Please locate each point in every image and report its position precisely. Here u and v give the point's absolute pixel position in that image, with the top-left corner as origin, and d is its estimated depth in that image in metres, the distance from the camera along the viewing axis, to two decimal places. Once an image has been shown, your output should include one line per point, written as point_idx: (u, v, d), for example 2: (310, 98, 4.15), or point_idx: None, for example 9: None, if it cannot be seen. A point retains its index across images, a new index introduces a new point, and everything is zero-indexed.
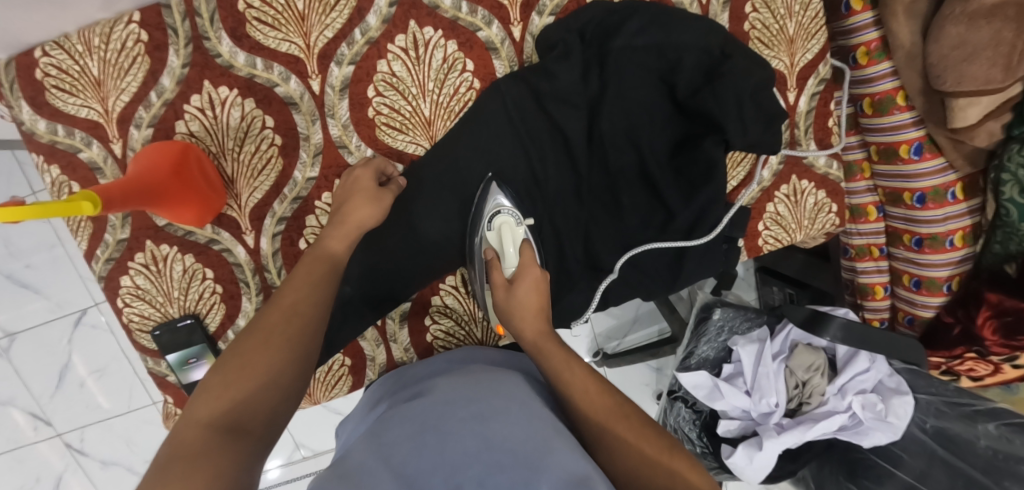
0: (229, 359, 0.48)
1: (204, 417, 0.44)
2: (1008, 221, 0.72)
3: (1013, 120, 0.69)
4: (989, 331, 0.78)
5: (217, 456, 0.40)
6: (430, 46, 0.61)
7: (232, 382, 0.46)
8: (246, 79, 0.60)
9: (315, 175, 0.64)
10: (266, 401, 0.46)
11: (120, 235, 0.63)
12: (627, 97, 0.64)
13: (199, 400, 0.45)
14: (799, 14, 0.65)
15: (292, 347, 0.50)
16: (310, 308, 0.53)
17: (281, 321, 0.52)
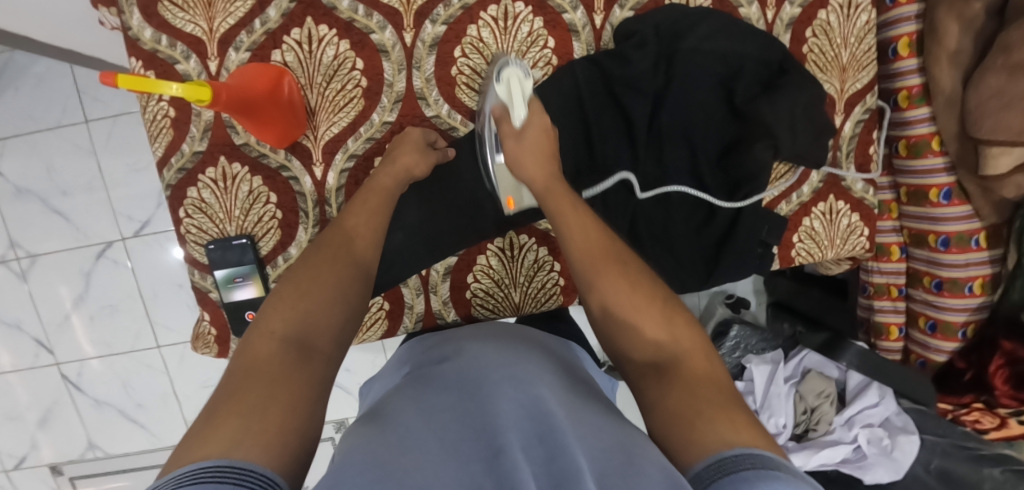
0: (297, 283, 0.50)
1: (276, 330, 0.46)
2: None
3: None
4: (1000, 381, 0.81)
5: (291, 378, 0.42)
6: (518, 19, 0.66)
7: (302, 300, 0.48)
8: (346, 21, 0.64)
9: (392, 120, 0.67)
10: (331, 325, 0.48)
11: (197, 147, 0.67)
12: (688, 97, 0.69)
13: (271, 314, 0.47)
14: (854, 46, 0.71)
15: (352, 278, 0.52)
16: (357, 244, 0.56)
17: (339, 247, 0.54)
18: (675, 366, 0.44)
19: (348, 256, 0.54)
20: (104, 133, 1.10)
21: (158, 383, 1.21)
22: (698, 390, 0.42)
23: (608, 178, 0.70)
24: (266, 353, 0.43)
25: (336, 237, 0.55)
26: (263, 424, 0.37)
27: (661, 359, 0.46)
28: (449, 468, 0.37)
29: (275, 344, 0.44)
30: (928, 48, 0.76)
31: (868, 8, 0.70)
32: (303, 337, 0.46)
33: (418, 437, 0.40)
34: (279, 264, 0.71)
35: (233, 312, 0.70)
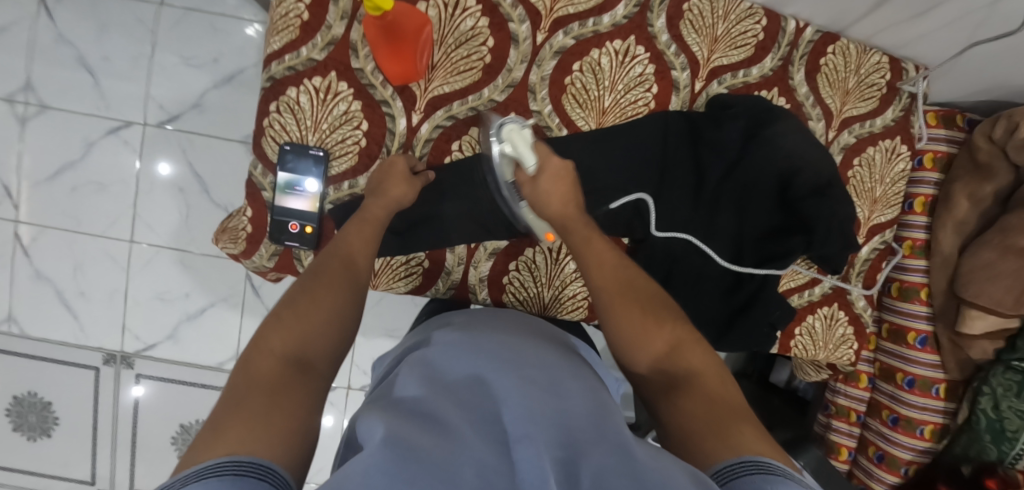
0: (298, 304, 0.53)
1: (275, 348, 0.48)
2: (974, 427, 0.86)
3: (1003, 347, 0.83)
4: None
5: (292, 390, 0.45)
6: (635, 60, 0.74)
7: (301, 319, 0.51)
8: (494, 2, 0.70)
9: (499, 100, 0.72)
10: (330, 343, 0.51)
11: (314, 55, 0.69)
12: (754, 178, 0.75)
13: (271, 331, 0.50)
14: (887, 185, 0.82)
15: (348, 302, 0.55)
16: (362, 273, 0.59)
17: (336, 269, 0.58)
18: (689, 383, 0.49)
19: (346, 277, 0.57)
20: (173, 23, 1.09)
21: (112, 278, 1.16)
22: (710, 402, 0.47)
23: (667, 219, 0.77)
24: (266, 370, 0.46)
25: (334, 263, 0.58)
26: (269, 430, 0.40)
27: (673, 377, 0.50)
28: (482, 443, 0.38)
29: (277, 359, 0.47)
30: (939, 213, 0.89)
31: (905, 160, 0.82)
32: (304, 353, 0.49)
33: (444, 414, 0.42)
34: (342, 189, 0.72)
35: (278, 217, 0.70)
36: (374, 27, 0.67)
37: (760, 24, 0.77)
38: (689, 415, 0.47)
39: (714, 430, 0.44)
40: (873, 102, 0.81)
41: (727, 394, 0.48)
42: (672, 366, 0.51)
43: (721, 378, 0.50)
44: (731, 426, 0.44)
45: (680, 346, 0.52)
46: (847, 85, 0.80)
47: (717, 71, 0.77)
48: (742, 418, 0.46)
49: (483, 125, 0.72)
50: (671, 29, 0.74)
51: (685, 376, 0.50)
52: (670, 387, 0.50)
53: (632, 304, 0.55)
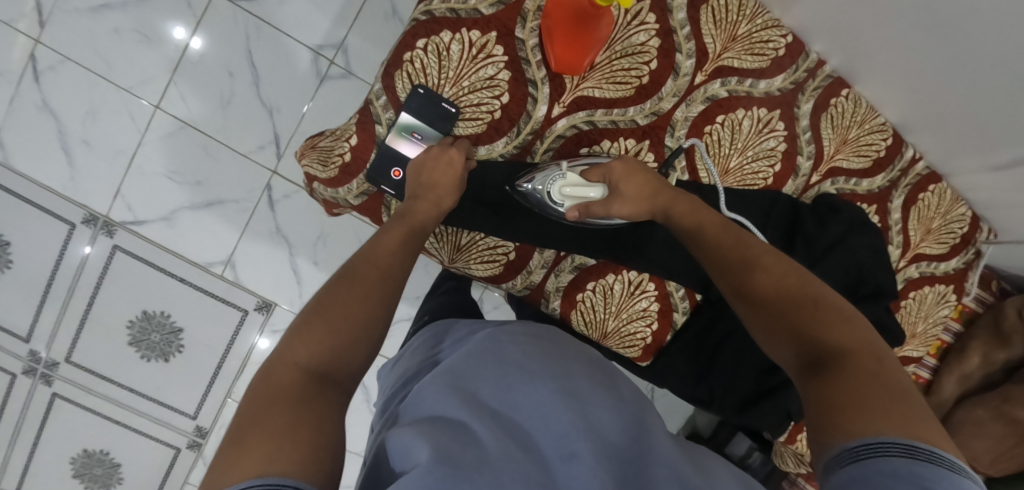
0: (326, 313, 0.51)
1: (299, 360, 0.47)
2: None
3: None
4: None
5: (312, 408, 0.43)
6: (772, 133, 0.74)
7: (324, 330, 0.50)
8: (670, 28, 0.69)
9: (639, 124, 0.70)
10: (358, 357, 0.50)
11: (481, 8, 0.65)
12: (828, 278, 0.76)
13: (295, 345, 0.49)
14: (928, 324, 0.87)
15: (372, 314, 0.53)
16: (389, 279, 0.57)
17: (363, 275, 0.56)
18: (832, 362, 0.45)
19: (379, 284, 0.56)
20: None
21: (123, 134, 1.11)
22: (868, 381, 0.42)
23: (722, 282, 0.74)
24: (285, 386, 0.45)
25: (365, 269, 0.56)
26: (295, 446, 0.39)
27: (816, 354, 0.46)
28: (518, 471, 0.42)
29: (299, 374, 0.46)
30: (950, 361, 0.96)
31: (951, 306, 0.88)
32: (328, 369, 0.48)
33: (478, 435, 0.45)
34: None
35: (384, 157, 0.66)
36: (569, 6, 0.63)
37: (886, 142, 0.80)
38: (823, 384, 0.44)
39: (851, 405, 0.41)
40: (945, 247, 0.86)
41: (882, 371, 0.44)
42: (810, 337, 0.48)
43: (874, 349, 0.46)
44: (880, 405, 0.40)
45: (816, 313, 0.49)
46: (931, 223, 0.84)
47: (834, 171, 0.78)
48: (897, 392, 0.42)
49: (617, 141, 0.70)
50: (813, 117, 0.76)
51: (822, 342, 0.47)
52: (807, 361, 0.47)
53: (755, 279, 0.54)
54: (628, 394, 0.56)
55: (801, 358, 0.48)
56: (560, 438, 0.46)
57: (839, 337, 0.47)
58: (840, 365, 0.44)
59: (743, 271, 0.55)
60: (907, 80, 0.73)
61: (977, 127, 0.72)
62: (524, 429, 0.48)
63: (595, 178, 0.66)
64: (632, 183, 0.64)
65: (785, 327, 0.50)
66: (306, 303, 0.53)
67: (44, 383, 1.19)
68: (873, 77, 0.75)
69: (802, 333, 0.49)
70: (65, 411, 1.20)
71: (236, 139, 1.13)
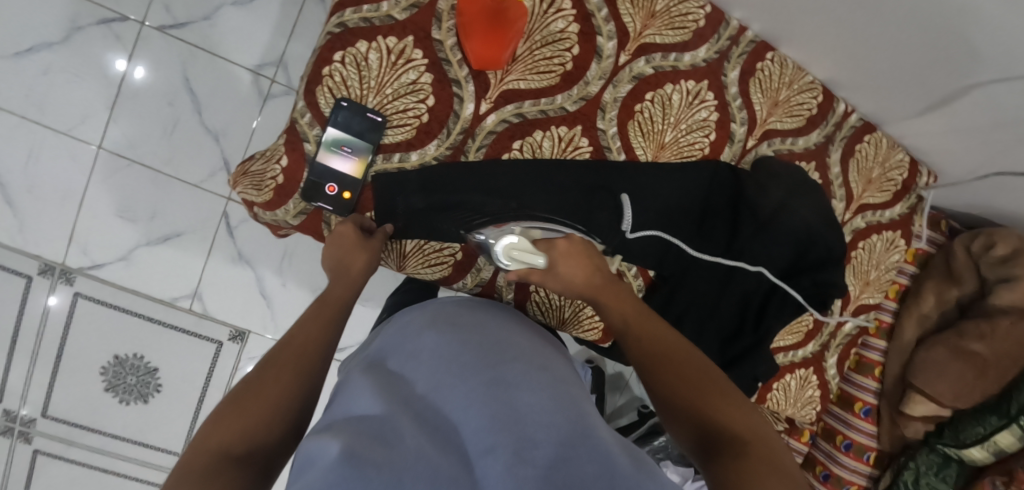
0: (244, 399, 0.53)
1: (213, 444, 0.48)
2: None
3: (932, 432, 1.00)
4: None
5: (223, 479, 0.45)
6: (702, 104, 0.75)
7: (238, 416, 0.51)
8: (587, 12, 0.69)
9: (569, 110, 0.71)
10: (275, 434, 0.52)
11: (394, 14, 0.64)
12: (776, 244, 0.81)
13: (213, 430, 0.50)
14: (880, 271, 0.91)
15: (297, 390, 0.55)
16: (314, 353, 0.59)
17: (290, 358, 0.58)
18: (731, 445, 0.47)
19: (301, 362, 0.58)
20: None
21: (70, 179, 1.09)
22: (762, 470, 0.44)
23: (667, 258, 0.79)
24: (200, 463, 0.46)
25: (290, 351, 0.59)
26: None
27: (717, 437, 0.48)
28: (430, 470, 0.40)
29: (214, 453, 0.47)
30: (907, 304, 1.02)
31: (900, 251, 0.91)
32: (245, 451, 0.49)
33: (394, 436, 0.43)
34: (391, 161, 0.67)
35: (316, 175, 0.65)
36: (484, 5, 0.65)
37: (816, 99, 0.81)
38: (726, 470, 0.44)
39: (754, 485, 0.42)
40: (888, 194, 0.88)
41: (775, 460, 0.46)
42: (714, 420, 0.50)
43: (764, 437, 0.49)
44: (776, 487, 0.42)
45: (718, 402, 0.51)
46: (871, 174, 0.86)
47: (769, 134, 0.79)
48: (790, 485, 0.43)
49: (548, 130, 0.70)
50: (741, 83, 0.77)
51: (725, 429, 0.49)
52: (706, 443, 0.48)
53: (674, 358, 0.56)
54: (568, 385, 0.56)
55: (704, 443, 0.49)
56: (478, 432, 0.46)
57: (737, 429, 0.49)
58: (740, 451, 0.46)
59: (659, 363, 0.55)
60: (823, 35, 0.73)
61: (897, 78, 0.75)
62: (449, 420, 0.48)
63: (540, 247, 0.65)
64: (571, 263, 0.64)
65: (686, 407, 0.52)
66: (229, 393, 0.55)
67: (24, 441, 1.18)
68: (789, 42, 0.77)
69: (701, 417, 0.50)
70: (50, 466, 1.20)
71: (184, 169, 1.12)
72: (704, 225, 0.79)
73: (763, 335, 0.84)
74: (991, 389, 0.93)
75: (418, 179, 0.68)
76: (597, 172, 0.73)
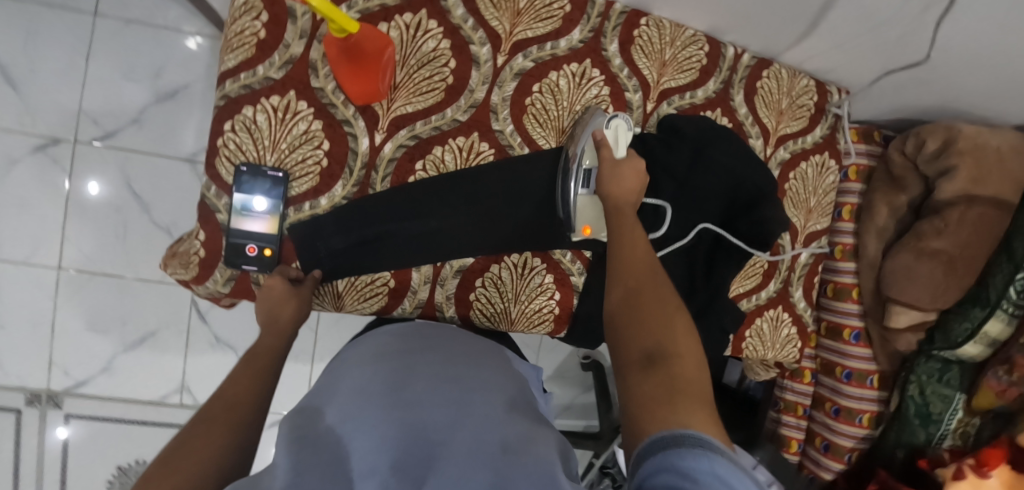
0: (179, 455, 0.47)
1: None
2: (904, 414, 1.00)
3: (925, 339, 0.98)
4: None
5: None
6: (591, 82, 0.77)
7: (172, 470, 0.45)
8: (454, 26, 0.72)
9: (461, 120, 0.73)
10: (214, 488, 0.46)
11: (271, 73, 0.67)
12: (705, 194, 0.82)
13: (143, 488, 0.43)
14: (820, 196, 0.91)
15: (233, 444, 0.50)
16: (248, 409, 0.54)
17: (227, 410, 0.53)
18: (667, 360, 0.47)
19: (235, 417, 0.53)
20: (109, 32, 1.06)
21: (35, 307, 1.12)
22: (682, 390, 0.45)
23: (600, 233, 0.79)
24: None
25: (219, 406, 0.54)
26: None
27: (654, 350, 0.48)
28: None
29: None
30: (863, 220, 1.01)
31: (834, 172, 0.92)
32: None
33: (291, 474, 0.42)
34: (303, 210, 0.70)
35: (233, 242, 0.67)
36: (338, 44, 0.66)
37: (703, 50, 0.83)
38: (653, 382, 0.46)
39: (666, 398, 0.44)
40: (804, 121, 0.90)
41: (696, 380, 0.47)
42: (656, 332, 0.50)
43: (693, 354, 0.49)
44: (687, 401, 0.44)
45: (671, 316, 0.51)
46: (780, 105, 0.88)
47: (666, 93, 0.81)
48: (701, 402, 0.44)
49: (447, 144, 0.72)
50: (623, 53, 0.79)
51: (666, 339, 0.49)
52: (647, 354, 0.48)
53: (644, 269, 0.55)
54: (490, 392, 0.55)
55: (646, 353, 0.49)
56: (379, 457, 0.45)
57: (676, 345, 0.49)
58: (671, 368, 0.47)
59: (625, 264, 0.56)
60: None
61: (771, 11, 0.77)
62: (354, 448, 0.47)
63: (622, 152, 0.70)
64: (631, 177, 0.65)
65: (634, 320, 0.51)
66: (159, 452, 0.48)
67: None
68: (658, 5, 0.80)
69: (647, 327, 0.50)
70: None
71: (144, 269, 1.14)
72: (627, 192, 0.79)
73: (717, 285, 0.84)
74: (966, 283, 0.93)
75: (333, 220, 0.70)
76: (507, 177, 0.74)
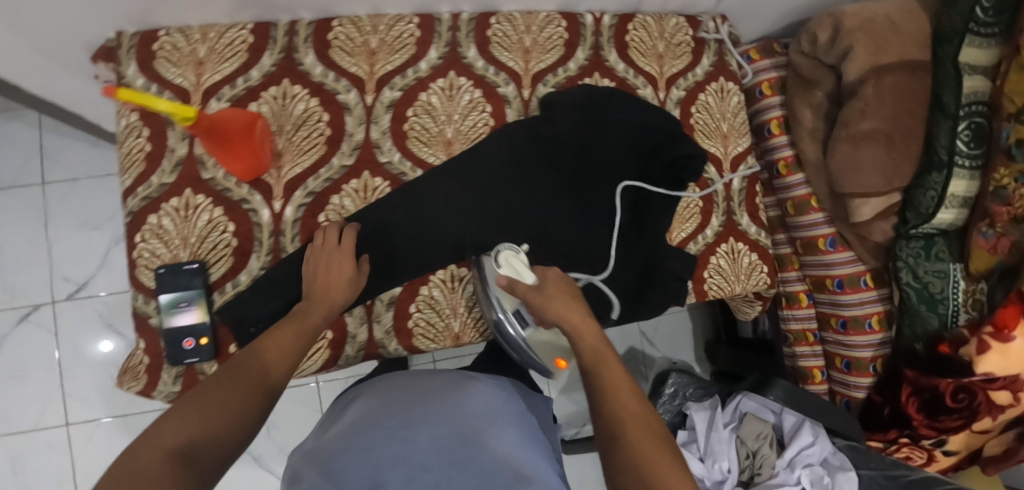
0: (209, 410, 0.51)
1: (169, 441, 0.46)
2: (909, 304, 0.94)
3: (898, 222, 0.94)
4: (914, 409, 0.92)
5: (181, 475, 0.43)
6: (460, 89, 0.81)
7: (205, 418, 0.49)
8: (317, 84, 0.77)
9: (349, 164, 0.76)
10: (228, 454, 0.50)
11: (165, 179, 0.73)
12: (609, 152, 0.84)
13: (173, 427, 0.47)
14: (730, 119, 0.91)
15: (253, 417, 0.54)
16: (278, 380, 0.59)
17: (243, 366, 0.57)
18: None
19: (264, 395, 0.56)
20: (59, 195, 1.17)
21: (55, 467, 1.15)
22: None
23: (517, 221, 0.82)
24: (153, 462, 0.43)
25: (243, 371, 0.57)
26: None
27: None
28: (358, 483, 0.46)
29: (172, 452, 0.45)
30: (793, 129, 1.00)
31: (736, 93, 0.93)
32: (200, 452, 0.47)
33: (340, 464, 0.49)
34: (227, 291, 0.73)
35: (171, 339, 0.71)
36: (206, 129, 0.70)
37: (561, 26, 0.85)
38: None
39: None
40: (687, 57, 0.91)
41: None
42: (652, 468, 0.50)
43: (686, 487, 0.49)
44: None
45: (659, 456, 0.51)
46: (658, 50, 0.89)
47: (539, 76, 0.84)
48: None
49: (342, 190, 0.76)
50: (483, 55, 0.82)
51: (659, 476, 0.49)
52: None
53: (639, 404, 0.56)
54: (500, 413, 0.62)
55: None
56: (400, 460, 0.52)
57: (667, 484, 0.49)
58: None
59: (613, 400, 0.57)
60: None
61: None
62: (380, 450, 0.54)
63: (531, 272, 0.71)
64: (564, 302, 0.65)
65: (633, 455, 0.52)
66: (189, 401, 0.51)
67: None
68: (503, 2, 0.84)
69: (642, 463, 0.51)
70: None
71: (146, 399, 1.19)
72: (530, 176, 0.82)
73: (655, 235, 0.84)
74: (913, 152, 0.91)
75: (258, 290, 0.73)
76: (421, 200, 0.77)
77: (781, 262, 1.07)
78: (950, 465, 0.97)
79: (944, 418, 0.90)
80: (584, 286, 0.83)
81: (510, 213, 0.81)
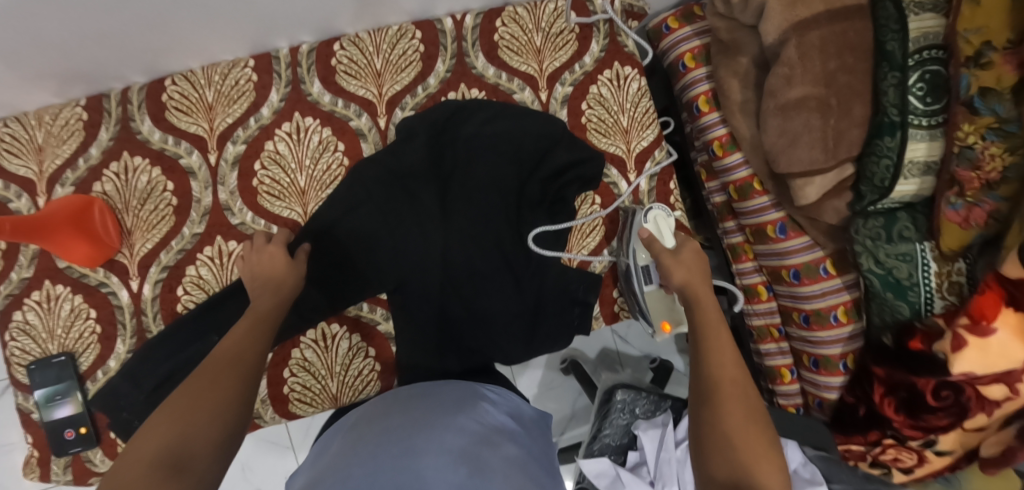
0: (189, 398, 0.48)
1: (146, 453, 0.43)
2: (875, 292, 0.79)
3: (853, 199, 0.79)
4: (891, 410, 0.78)
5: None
6: (309, 131, 0.75)
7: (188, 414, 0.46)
8: (158, 151, 0.73)
9: (201, 231, 0.73)
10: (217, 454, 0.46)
11: (24, 274, 0.71)
12: (484, 171, 0.74)
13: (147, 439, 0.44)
14: (630, 111, 0.81)
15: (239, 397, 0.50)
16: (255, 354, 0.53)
17: (234, 361, 0.52)
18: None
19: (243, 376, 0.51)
20: None
21: None
22: None
23: (389, 267, 0.73)
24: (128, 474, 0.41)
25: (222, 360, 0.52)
26: None
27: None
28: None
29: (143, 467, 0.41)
30: (721, 104, 0.86)
31: (636, 77, 0.81)
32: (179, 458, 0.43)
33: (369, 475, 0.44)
34: (100, 378, 0.73)
35: (51, 432, 0.71)
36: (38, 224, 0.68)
37: (416, 38, 0.76)
38: None
39: None
40: (571, 46, 0.79)
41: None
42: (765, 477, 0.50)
43: None
44: None
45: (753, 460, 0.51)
46: (534, 44, 0.78)
47: (394, 100, 0.76)
48: None
49: (199, 259, 0.73)
50: (328, 88, 0.75)
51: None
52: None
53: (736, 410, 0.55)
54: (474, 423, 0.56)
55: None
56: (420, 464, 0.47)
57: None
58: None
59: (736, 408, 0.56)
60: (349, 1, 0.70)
61: None
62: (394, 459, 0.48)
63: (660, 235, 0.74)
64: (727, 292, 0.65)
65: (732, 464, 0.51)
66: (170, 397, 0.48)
67: None
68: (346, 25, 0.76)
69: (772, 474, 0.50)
70: None
71: None
72: (397, 212, 0.74)
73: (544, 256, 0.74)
74: (861, 115, 0.74)
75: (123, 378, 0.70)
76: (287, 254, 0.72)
77: (734, 252, 0.94)
78: (949, 465, 0.79)
79: (928, 418, 0.75)
80: (470, 326, 0.74)
81: (381, 258, 0.73)
